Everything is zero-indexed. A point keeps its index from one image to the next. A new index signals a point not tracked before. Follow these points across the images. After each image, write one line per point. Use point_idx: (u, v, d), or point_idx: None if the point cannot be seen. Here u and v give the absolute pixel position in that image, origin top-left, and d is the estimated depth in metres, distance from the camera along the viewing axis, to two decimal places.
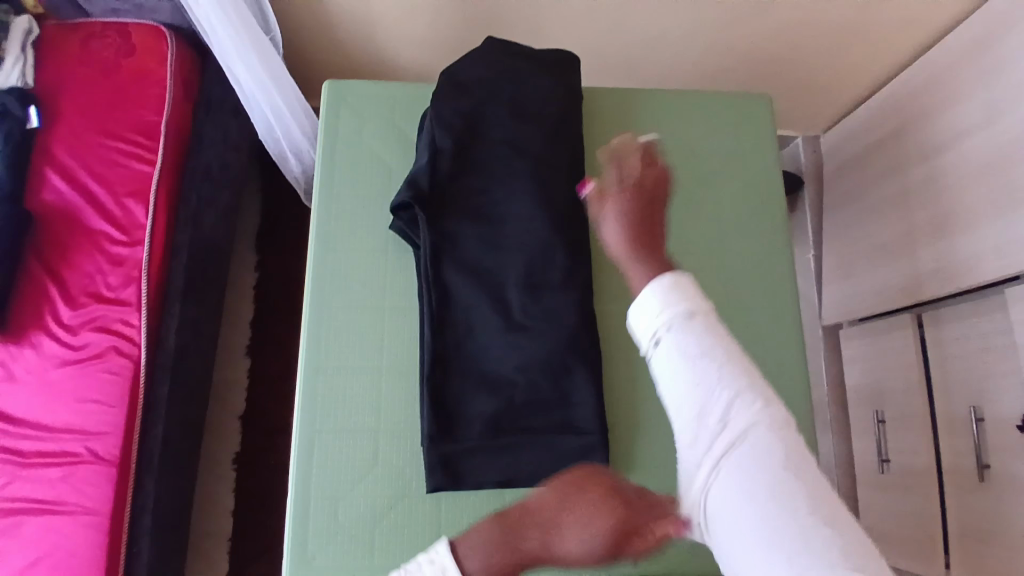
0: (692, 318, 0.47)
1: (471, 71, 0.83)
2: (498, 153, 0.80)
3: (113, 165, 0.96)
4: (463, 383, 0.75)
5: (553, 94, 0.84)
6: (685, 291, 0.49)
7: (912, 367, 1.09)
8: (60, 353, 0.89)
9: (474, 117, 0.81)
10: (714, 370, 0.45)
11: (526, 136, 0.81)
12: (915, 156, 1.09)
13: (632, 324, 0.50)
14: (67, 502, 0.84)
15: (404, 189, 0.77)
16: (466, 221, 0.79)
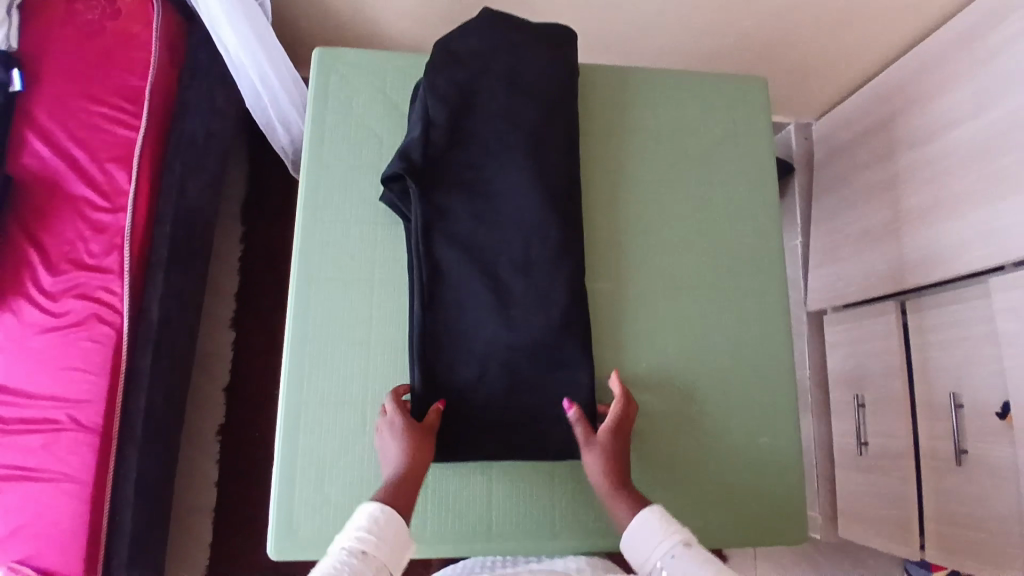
0: (680, 540, 0.60)
1: (464, 42, 0.82)
2: (491, 128, 0.80)
3: (96, 130, 0.94)
4: (454, 357, 0.74)
5: (548, 70, 0.83)
6: (669, 523, 0.62)
7: (894, 353, 1.11)
8: (41, 320, 0.88)
9: (468, 89, 0.80)
10: (705, 572, 0.57)
11: (519, 112, 0.81)
12: (906, 145, 1.09)
13: (636, 566, 0.62)
14: (48, 470, 0.84)
15: (396, 160, 0.75)
16: (458, 194, 0.78)
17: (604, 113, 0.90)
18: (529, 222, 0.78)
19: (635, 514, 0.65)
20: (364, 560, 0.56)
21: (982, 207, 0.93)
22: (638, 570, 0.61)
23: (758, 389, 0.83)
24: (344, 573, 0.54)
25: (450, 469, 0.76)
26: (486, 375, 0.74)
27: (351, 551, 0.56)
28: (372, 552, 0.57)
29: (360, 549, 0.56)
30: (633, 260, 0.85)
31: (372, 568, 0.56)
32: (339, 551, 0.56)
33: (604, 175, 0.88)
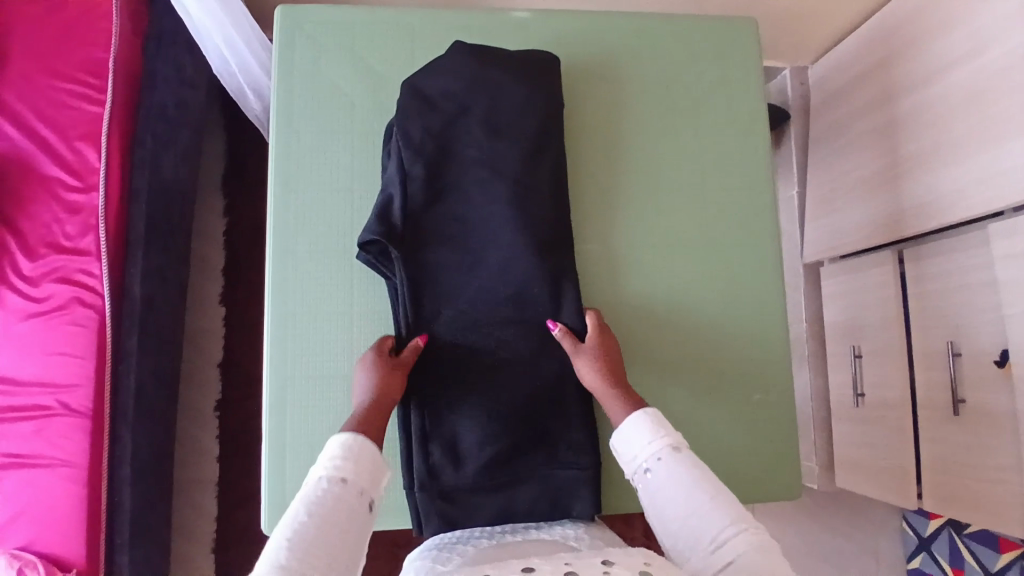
0: (668, 444, 0.58)
1: (436, 82, 0.77)
2: (471, 172, 0.76)
3: (62, 107, 0.91)
4: (461, 424, 0.73)
5: (521, 71, 0.79)
6: (661, 426, 0.60)
7: (889, 302, 1.09)
8: (24, 306, 0.87)
9: (444, 137, 0.77)
10: (686, 478, 0.55)
11: (501, 153, 0.77)
12: (901, 88, 1.05)
13: (621, 460, 0.61)
14: (44, 456, 0.84)
15: (374, 223, 0.72)
16: (438, 253, 0.75)
17: (583, 67, 0.86)
18: (518, 284, 0.75)
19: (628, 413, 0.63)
20: (344, 487, 0.54)
21: (981, 154, 0.90)
22: (624, 467, 0.60)
23: (751, 347, 0.82)
24: (323, 504, 0.52)
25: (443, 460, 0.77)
26: (494, 443, 0.73)
27: (330, 481, 0.54)
28: (353, 479, 0.55)
29: (338, 477, 0.54)
30: (620, 223, 0.82)
31: (355, 493, 0.54)
32: (317, 482, 0.54)
33: (586, 135, 0.84)
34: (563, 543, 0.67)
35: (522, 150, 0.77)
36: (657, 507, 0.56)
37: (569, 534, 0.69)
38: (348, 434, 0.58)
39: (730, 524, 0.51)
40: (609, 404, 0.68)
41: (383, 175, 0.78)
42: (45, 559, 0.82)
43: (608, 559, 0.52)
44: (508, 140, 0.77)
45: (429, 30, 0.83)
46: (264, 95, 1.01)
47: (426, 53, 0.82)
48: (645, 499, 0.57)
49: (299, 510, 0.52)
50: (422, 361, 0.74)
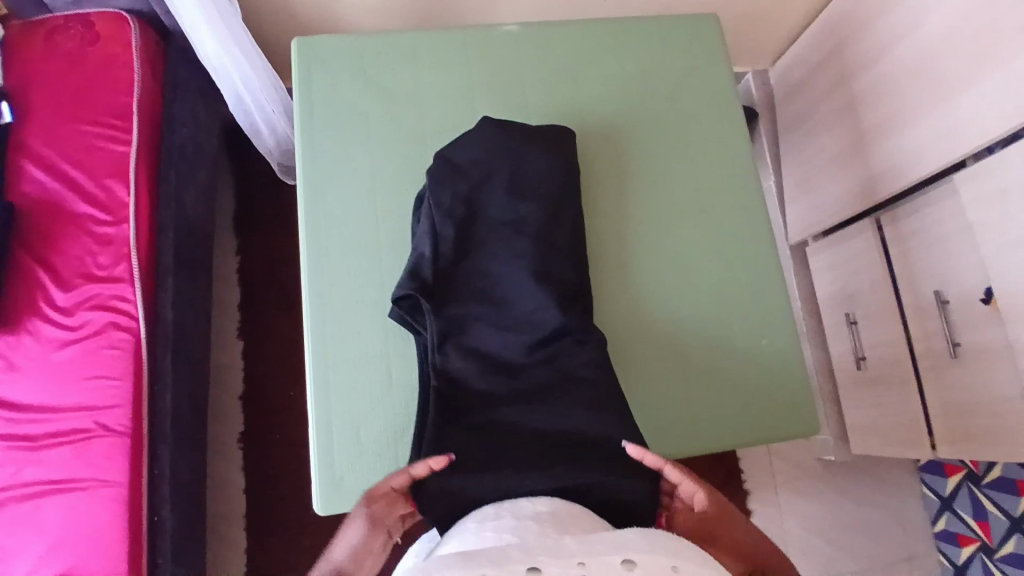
0: None
1: (465, 153, 0.82)
2: (498, 230, 0.79)
3: (89, 149, 0.97)
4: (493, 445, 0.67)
5: (539, 135, 0.84)
6: None
7: (875, 266, 1.17)
8: (60, 336, 0.90)
9: (472, 203, 0.80)
10: None
11: (527, 213, 0.80)
12: (855, 72, 1.16)
13: None
14: (85, 479, 0.85)
15: (406, 279, 0.75)
16: (461, 306, 0.77)
17: (566, 65, 0.93)
18: (552, 273, 0.78)
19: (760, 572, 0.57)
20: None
21: (937, 112, 0.99)
22: None
23: (752, 302, 0.87)
24: None
25: None
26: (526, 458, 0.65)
27: None
28: None
29: None
30: (617, 199, 0.89)
31: None
32: None
33: (580, 125, 0.92)
34: None
35: (528, 175, 0.82)
36: None
37: None
38: None
39: None
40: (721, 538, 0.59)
41: (414, 241, 0.81)
42: None
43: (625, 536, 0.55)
44: (528, 190, 0.81)
45: (429, 45, 0.91)
46: (277, 126, 1.09)
47: (427, 65, 0.91)
48: None
49: None
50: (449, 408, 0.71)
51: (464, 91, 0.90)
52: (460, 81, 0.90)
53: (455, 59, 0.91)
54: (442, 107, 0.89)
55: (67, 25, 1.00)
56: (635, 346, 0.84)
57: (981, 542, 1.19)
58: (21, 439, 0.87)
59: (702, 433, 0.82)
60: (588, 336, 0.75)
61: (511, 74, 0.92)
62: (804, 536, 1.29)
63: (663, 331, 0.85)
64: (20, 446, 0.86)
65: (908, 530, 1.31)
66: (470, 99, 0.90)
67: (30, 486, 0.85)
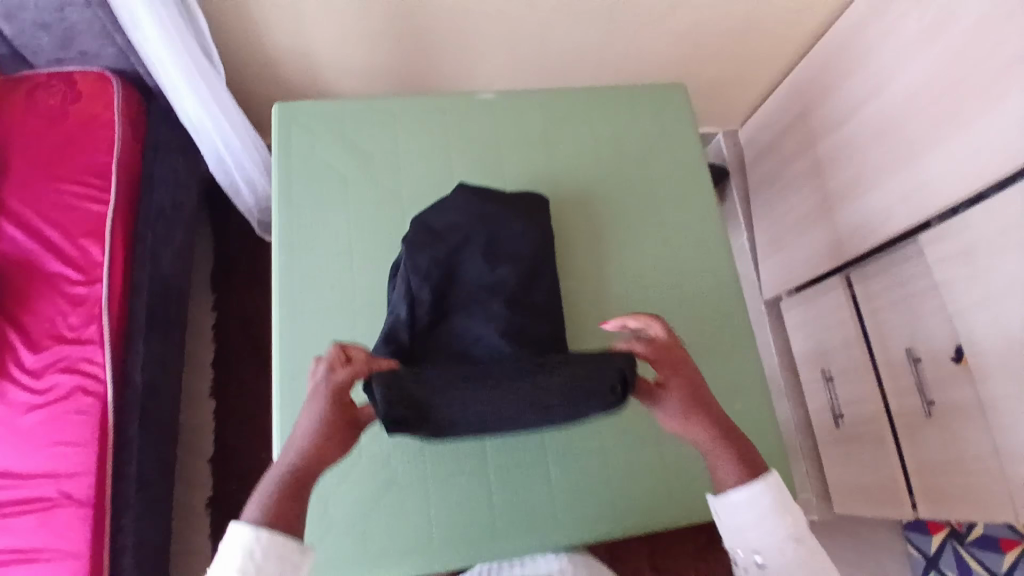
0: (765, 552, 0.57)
1: (443, 218, 0.83)
2: (475, 295, 0.79)
3: (67, 209, 0.96)
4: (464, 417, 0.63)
5: (516, 205, 0.86)
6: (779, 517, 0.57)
7: (848, 323, 1.19)
8: (28, 399, 0.88)
9: (450, 266, 0.80)
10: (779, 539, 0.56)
11: (502, 277, 0.80)
12: (821, 135, 1.20)
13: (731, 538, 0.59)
14: (47, 550, 0.83)
15: (382, 344, 0.74)
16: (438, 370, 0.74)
17: (542, 130, 0.96)
18: (529, 337, 0.76)
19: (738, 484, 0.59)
20: (280, 555, 0.50)
21: (901, 173, 1.03)
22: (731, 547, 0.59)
23: (725, 364, 0.88)
24: None
25: (458, 511, 0.78)
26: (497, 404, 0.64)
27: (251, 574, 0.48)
28: (263, 548, 0.50)
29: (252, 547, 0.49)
30: (591, 261, 0.91)
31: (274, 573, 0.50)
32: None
33: (555, 187, 0.94)
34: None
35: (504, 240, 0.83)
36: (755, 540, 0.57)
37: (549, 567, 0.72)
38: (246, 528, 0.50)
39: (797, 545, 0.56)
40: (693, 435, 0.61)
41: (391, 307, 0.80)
42: None
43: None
44: (505, 256, 0.82)
45: (409, 110, 0.94)
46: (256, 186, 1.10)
47: (405, 130, 0.93)
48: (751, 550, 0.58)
49: None
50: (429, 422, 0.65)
51: (441, 155, 0.92)
52: (438, 146, 0.92)
53: (433, 125, 0.93)
54: (420, 171, 0.91)
55: (49, 82, 1.01)
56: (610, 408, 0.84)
57: None
58: None
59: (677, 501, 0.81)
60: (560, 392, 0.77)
61: (487, 139, 0.94)
62: None
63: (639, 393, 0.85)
64: None
65: None
66: (447, 163, 0.92)
67: None
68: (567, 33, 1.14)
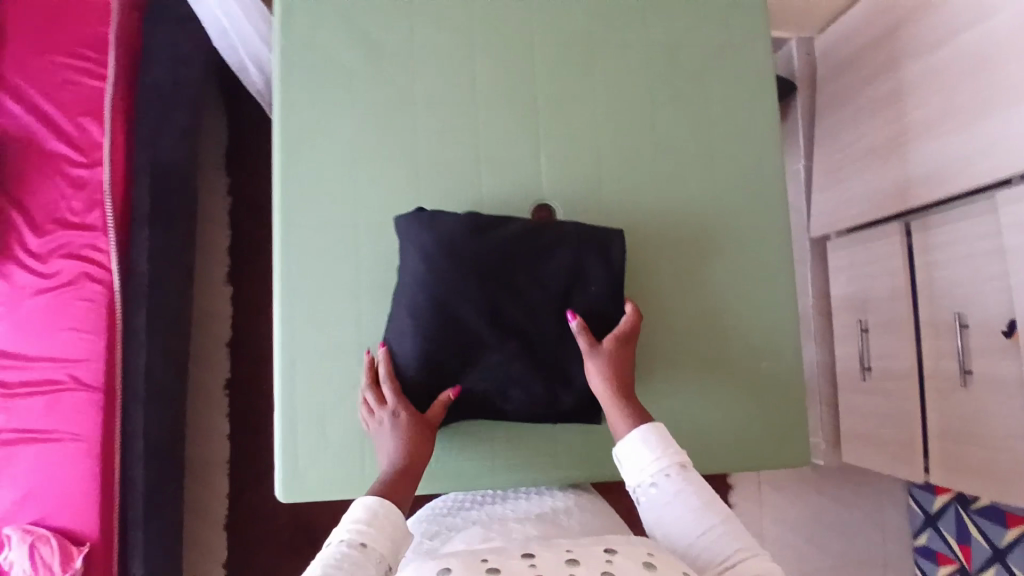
0: (676, 462, 0.63)
1: (439, 228, 0.71)
2: (474, 314, 0.71)
3: (61, 84, 0.92)
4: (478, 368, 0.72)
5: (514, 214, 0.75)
6: (666, 444, 0.64)
7: (899, 273, 1.08)
8: (34, 282, 0.88)
9: (444, 282, 0.71)
10: (691, 500, 0.60)
11: (490, 287, 0.72)
12: (910, 59, 1.03)
13: (626, 471, 0.65)
14: (57, 430, 0.87)
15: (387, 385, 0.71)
16: (451, 356, 0.72)
17: (582, 32, 0.82)
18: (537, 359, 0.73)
19: (634, 425, 0.67)
20: (364, 552, 0.57)
21: (989, 118, 0.89)
22: (629, 480, 0.65)
23: (756, 321, 0.81)
24: (343, 568, 0.55)
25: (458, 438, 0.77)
26: (499, 363, 0.72)
27: (349, 545, 0.57)
28: (372, 544, 0.58)
29: (359, 542, 0.57)
30: (627, 191, 0.80)
31: (372, 560, 0.57)
32: (338, 545, 0.57)
33: (594, 103, 0.81)
34: (556, 516, 0.74)
35: (481, 246, 0.72)
36: (661, 522, 0.61)
37: (559, 505, 0.77)
38: (375, 497, 0.61)
39: (735, 548, 0.57)
40: (612, 414, 0.69)
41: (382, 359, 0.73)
42: (58, 534, 0.85)
43: (609, 548, 0.56)
44: (483, 252, 0.72)
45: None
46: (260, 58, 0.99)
47: (420, 18, 0.80)
48: (650, 512, 0.62)
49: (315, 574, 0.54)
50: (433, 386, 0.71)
51: (463, 58, 0.81)
52: (461, 45, 0.81)
53: (457, 17, 0.81)
54: (438, 72, 0.80)
55: None
56: None
57: (958, 563, 1.19)
58: None
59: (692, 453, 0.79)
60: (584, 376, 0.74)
61: (519, 41, 0.82)
62: (781, 531, 1.30)
63: (656, 342, 0.79)
64: None
65: (885, 534, 1.32)
66: (469, 66, 0.81)
67: None
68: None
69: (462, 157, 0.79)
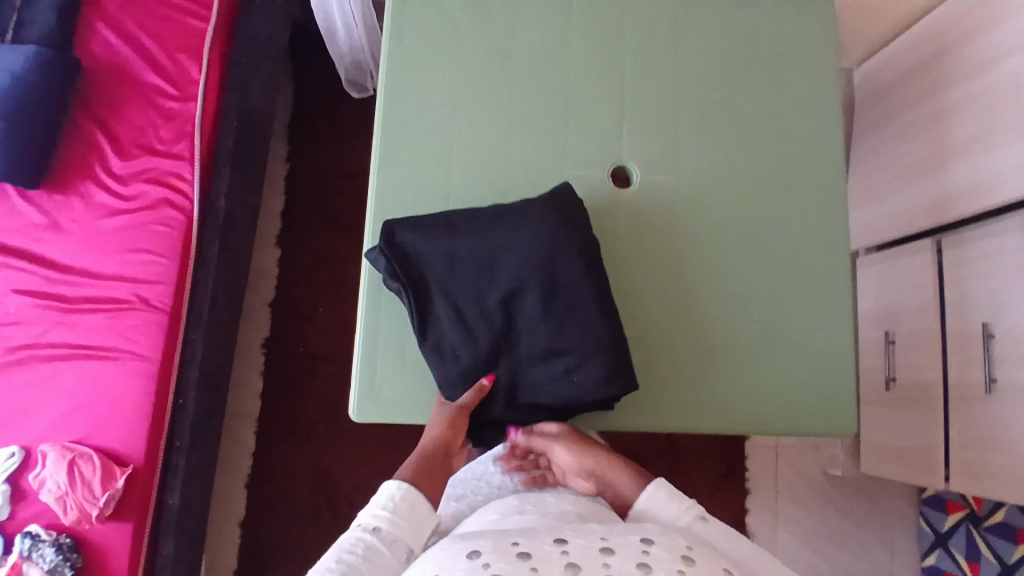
0: (698, 513, 0.62)
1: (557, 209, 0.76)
2: (523, 262, 0.73)
3: (165, 21, 0.97)
4: (489, 306, 0.73)
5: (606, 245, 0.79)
6: (678, 498, 0.64)
7: (927, 288, 1.14)
8: (110, 203, 0.91)
9: (536, 237, 0.73)
10: (730, 541, 0.58)
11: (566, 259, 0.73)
12: (950, 84, 1.11)
13: None
14: (117, 349, 0.87)
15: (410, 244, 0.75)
16: (478, 284, 0.74)
17: (669, 15, 0.89)
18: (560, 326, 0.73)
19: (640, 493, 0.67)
20: (381, 536, 0.60)
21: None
22: None
23: (814, 295, 0.85)
24: (357, 551, 0.58)
25: None
26: (517, 319, 0.74)
27: (366, 530, 0.60)
28: (386, 528, 0.60)
29: (374, 526, 0.60)
30: (700, 164, 0.85)
31: (388, 542, 0.60)
32: (356, 529, 0.60)
33: (675, 79, 0.87)
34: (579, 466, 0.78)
35: (586, 240, 0.75)
36: None
37: None
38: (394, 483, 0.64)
39: None
40: (614, 490, 0.71)
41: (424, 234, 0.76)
42: (100, 453, 0.83)
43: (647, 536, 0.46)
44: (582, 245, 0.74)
45: None
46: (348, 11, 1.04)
47: None
48: None
49: (330, 561, 0.57)
50: (449, 281, 0.74)
51: (559, 26, 0.87)
52: (557, 15, 0.87)
53: None
54: (529, 39, 0.86)
55: None
56: (675, 314, 0.82)
57: None
58: (56, 298, 0.88)
59: (748, 414, 0.81)
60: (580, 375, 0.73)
61: (611, 16, 0.88)
62: (796, 539, 1.32)
63: (717, 307, 0.83)
64: (54, 305, 0.88)
65: (898, 553, 1.33)
66: (562, 36, 0.86)
67: (57, 348, 0.87)
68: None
69: (550, 115, 0.84)
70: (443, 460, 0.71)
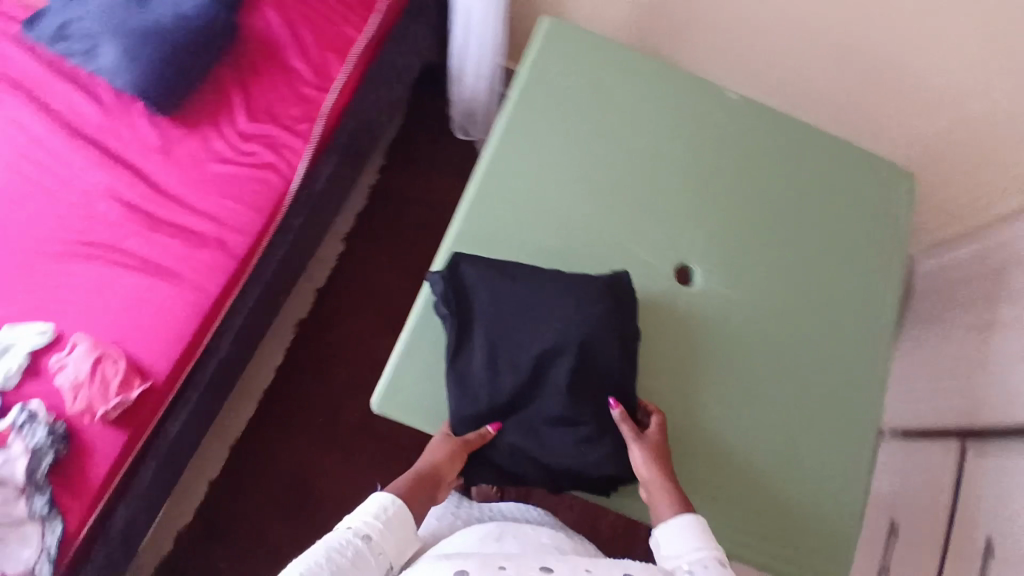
0: (715, 557, 0.66)
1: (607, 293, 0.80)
2: (564, 330, 0.77)
3: (325, 18, 1.08)
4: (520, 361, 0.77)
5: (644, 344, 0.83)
6: (706, 537, 0.68)
7: (941, 489, 1.11)
8: (226, 152, 0.99)
9: (581, 310, 0.78)
10: None
11: (601, 339, 0.77)
12: (1002, 302, 1.07)
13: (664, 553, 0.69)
14: (179, 277, 0.92)
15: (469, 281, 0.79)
16: (518, 337, 0.77)
17: (764, 150, 0.97)
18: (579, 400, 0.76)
19: (676, 513, 0.71)
20: (370, 543, 0.66)
21: None
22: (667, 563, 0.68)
23: (830, 442, 0.86)
24: (347, 553, 0.64)
25: None
26: (541, 383, 0.77)
27: (357, 534, 0.66)
28: (376, 537, 0.67)
29: (366, 531, 0.66)
30: (757, 287, 0.90)
31: (375, 551, 0.66)
32: (347, 531, 0.66)
33: (753, 205, 0.94)
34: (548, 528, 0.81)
35: (624, 329, 0.79)
36: None
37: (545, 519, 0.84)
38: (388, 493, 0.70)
39: None
40: (657, 501, 0.74)
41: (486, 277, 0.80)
42: (125, 364, 0.86)
43: None
44: (619, 334, 0.79)
45: (657, 76, 0.98)
46: (482, 63, 1.16)
47: (641, 87, 0.96)
48: None
49: (319, 558, 0.63)
50: (492, 326, 0.78)
51: (663, 128, 0.95)
52: (664, 118, 0.95)
53: (670, 97, 0.97)
54: (636, 131, 0.94)
55: None
56: (693, 414, 0.83)
57: None
58: (144, 215, 0.95)
59: (737, 535, 0.81)
60: (584, 453, 0.76)
61: (710, 134, 0.96)
62: None
63: (735, 420, 0.84)
64: (139, 219, 0.95)
65: None
66: (665, 138, 0.94)
67: (125, 257, 0.92)
68: (822, 76, 1.18)
69: (633, 200, 0.91)
70: (433, 487, 0.74)
